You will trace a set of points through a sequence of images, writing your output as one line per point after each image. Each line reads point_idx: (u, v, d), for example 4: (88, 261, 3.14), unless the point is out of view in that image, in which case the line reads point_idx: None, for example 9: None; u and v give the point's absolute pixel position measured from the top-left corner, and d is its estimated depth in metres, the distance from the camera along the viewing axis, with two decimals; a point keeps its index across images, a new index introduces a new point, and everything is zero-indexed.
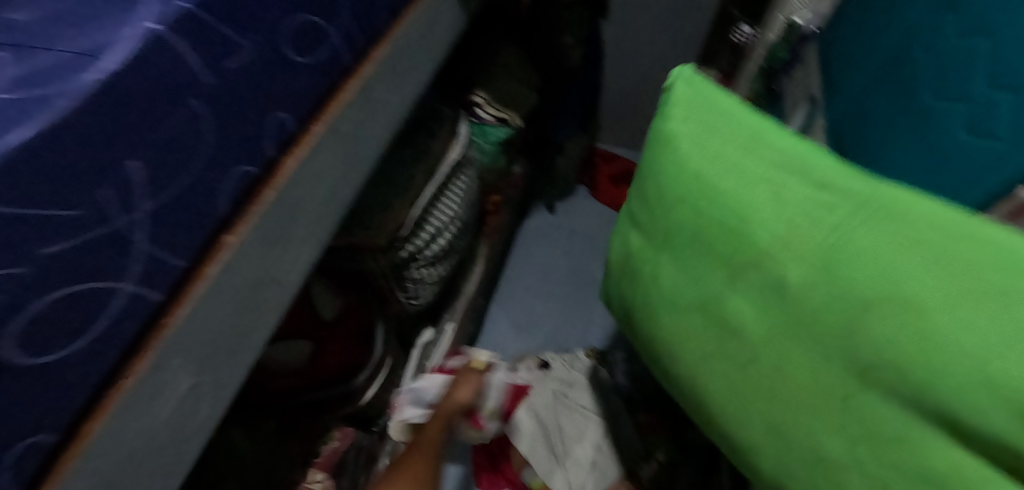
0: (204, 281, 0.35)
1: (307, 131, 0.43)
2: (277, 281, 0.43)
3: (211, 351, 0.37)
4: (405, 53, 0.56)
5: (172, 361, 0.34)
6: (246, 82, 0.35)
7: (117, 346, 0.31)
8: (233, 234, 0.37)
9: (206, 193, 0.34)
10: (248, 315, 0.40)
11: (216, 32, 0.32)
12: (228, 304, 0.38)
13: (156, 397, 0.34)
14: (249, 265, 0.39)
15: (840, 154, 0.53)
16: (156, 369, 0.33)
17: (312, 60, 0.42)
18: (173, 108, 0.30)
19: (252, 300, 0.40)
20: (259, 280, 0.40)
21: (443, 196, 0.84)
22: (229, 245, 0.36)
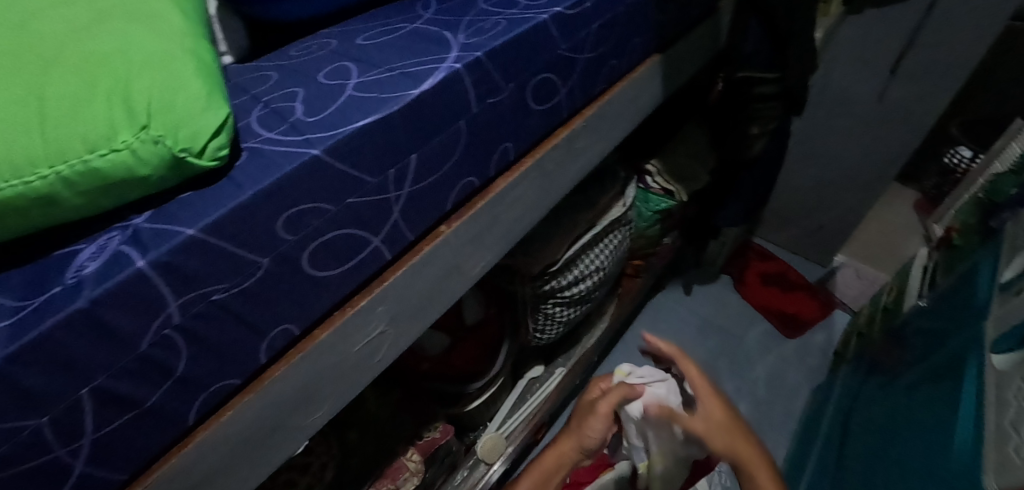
0: (418, 256, 0.44)
1: (519, 162, 0.53)
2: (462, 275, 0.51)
3: (402, 312, 0.46)
4: (611, 114, 0.64)
5: (377, 309, 0.43)
6: (494, 116, 0.45)
7: (350, 283, 0.40)
8: (447, 227, 0.47)
9: (440, 191, 0.44)
10: (435, 295, 0.49)
11: (489, 77, 0.42)
12: (428, 279, 0.47)
13: (359, 332, 0.43)
14: (450, 255, 0.48)
15: None
16: (367, 310, 0.42)
17: (542, 108, 0.51)
18: (448, 124, 0.41)
19: (441, 284, 0.49)
20: (451, 270, 0.49)
21: (596, 246, 0.91)
22: (441, 235, 0.46)
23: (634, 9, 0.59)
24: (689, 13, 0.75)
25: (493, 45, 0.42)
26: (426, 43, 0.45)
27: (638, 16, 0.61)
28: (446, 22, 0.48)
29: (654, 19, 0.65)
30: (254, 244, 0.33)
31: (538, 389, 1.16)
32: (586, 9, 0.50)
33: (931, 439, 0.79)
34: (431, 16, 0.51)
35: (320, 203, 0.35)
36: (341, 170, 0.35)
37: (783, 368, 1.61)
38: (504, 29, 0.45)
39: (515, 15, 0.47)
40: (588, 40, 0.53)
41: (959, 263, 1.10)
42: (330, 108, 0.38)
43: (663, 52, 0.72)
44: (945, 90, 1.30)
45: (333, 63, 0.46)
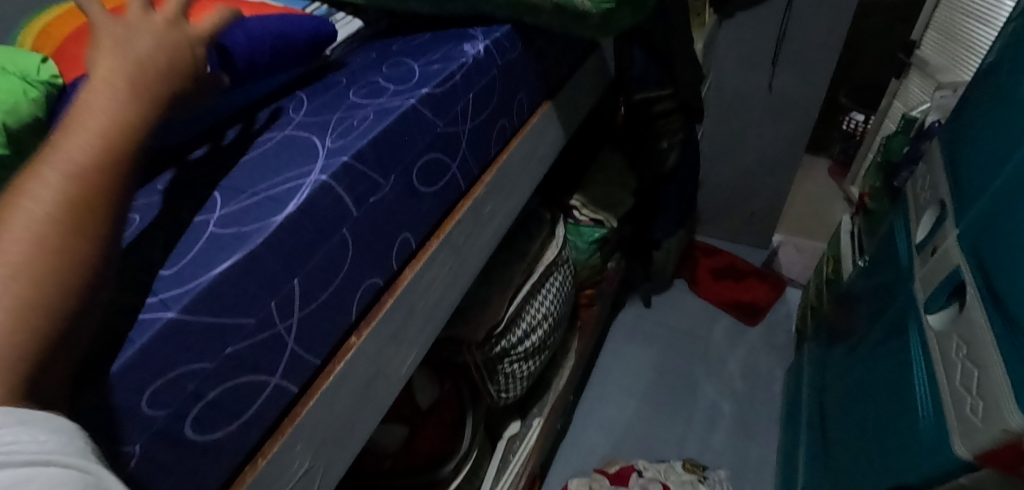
0: (330, 376, 0.43)
1: (423, 247, 0.51)
2: (389, 376, 0.50)
3: (327, 439, 0.43)
4: (515, 169, 0.64)
5: (297, 446, 0.40)
6: (382, 212, 0.44)
7: (255, 430, 0.38)
8: (357, 337, 0.45)
9: (340, 307, 0.43)
10: (363, 407, 0.47)
11: (363, 176, 0.41)
12: (347, 395, 0.45)
13: (282, 477, 0.39)
14: (366, 362, 0.46)
15: (999, 297, 0.58)
16: (285, 452, 0.39)
17: (435, 187, 0.50)
18: (330, 235, 0.40)
19: (364, 392, 0.47)
20: (374, 377, 0.48)
21: (538, 295, 0.90)
22: (352, 347, 0.45)
23: (508, 70, 0.59)
24: (568, 55, 0.76)
25: (361, 144, 0.41)
26: (295, 152, 0.43)
27: (516, 73, 0.61)
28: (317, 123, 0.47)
29: (533, 70, 0.65)
30: (123, 429, 0.29)
31: (519, 448, 1.14)
32: (455, 83, 0.50)
33: (894, 405, 0.80)
34: (302, 119, 0.50)
35: (193, 363, 0.32)
36: (207, 319, 0.33)
37: (755, 358, 1.63)
38: (372, 122, 0.44)
39: (383, 106, 0.46)
40: (467, 110, 0.52)
41: (877, 224, 1.14)
42: (190, 253, 0.35)
43: (551, 97, 0.73)
44: (824, 66, 1.39)
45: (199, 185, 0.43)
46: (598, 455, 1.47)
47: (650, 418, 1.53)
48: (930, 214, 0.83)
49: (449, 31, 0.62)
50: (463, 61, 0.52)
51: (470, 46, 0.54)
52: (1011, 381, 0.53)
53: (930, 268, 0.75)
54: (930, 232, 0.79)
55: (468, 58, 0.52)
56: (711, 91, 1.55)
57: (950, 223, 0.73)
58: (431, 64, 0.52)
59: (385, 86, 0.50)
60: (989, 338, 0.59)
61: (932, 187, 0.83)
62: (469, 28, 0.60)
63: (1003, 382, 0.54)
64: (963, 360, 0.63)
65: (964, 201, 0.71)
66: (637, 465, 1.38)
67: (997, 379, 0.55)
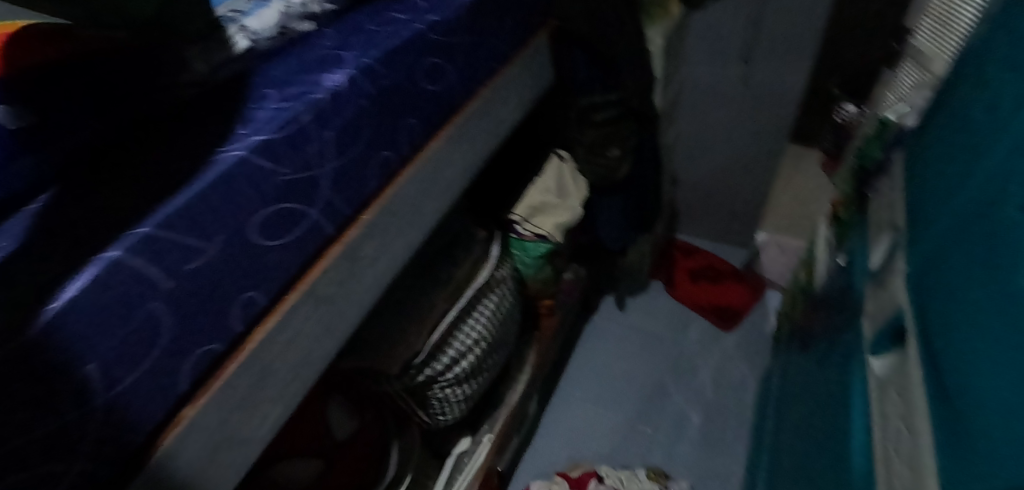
0: (156, 452, 0.40)
1: (281, 301, 0.48)
2: (245, 440, 0.47)
3: None
4: (408, 201, 0.60)
5: None
6: (207, 277, 0.40)
7: None
8: (191, 408, 0.42)
9: (161, 381, 0.40)
10: (208, 476, 0.44)
11: (180, 244, 0.38)
12: (186, 468, 0.42)
13: None
14: (209, 432, 0.43)
15: (934, 348, 0.53)
16: None
17: (288, 238, 0.46)
18: (134, 311, 0.37)
19: (207, 463, 0.43)
20: (222, 442, 0.45)
21: (468, 318, 0.86)
22: (183, 420, 0.41)
23: (388, 97, 0.54)
24: (484, 67, 0.70)
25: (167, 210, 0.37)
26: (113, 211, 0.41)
27: (400, 98, 0.56)
28: (147, 176, 0.43)
29: (428, 92, 0.60)
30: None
31: (466, 465, 1.09)
32: (304, 124, 0.45)
33: (830, 443, 0.76)
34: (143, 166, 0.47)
35: None
36: None
37: (727, 364, 1.59)
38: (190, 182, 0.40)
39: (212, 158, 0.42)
40: (327, 148, 0.48)
41: (845, 236, 1.07)
42: None
43: (463, 115, 0.67)
44: (800, 62, 1.31)
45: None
46: (561, 462, 1.45)
47: (616, 426, 1.50)
48: (886, 239, 0.75)
49: (331, 52, 0.57)
50: (316, 96, 0.47)
51: (332, 77, 0.49)
52: (934, 454, 0.48)
53: (877, 304, 0.69)
54: (882, 260, 0.73)
55: (324, 92, 0.47)
56: (686, 86, 1.47)
57: (897, 257, 0.67)
58: (284, 100, 0.47)
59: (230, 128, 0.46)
60: (922, 398, 0.53)
61: (889, 208, 0.76)
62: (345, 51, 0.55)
63: (925, 456, 0.49)
64: (897, 417, 0.57)
65: (914, 228, 0.65)
66: (600, 471, 1.35)
67: (923, 444, 0.50)
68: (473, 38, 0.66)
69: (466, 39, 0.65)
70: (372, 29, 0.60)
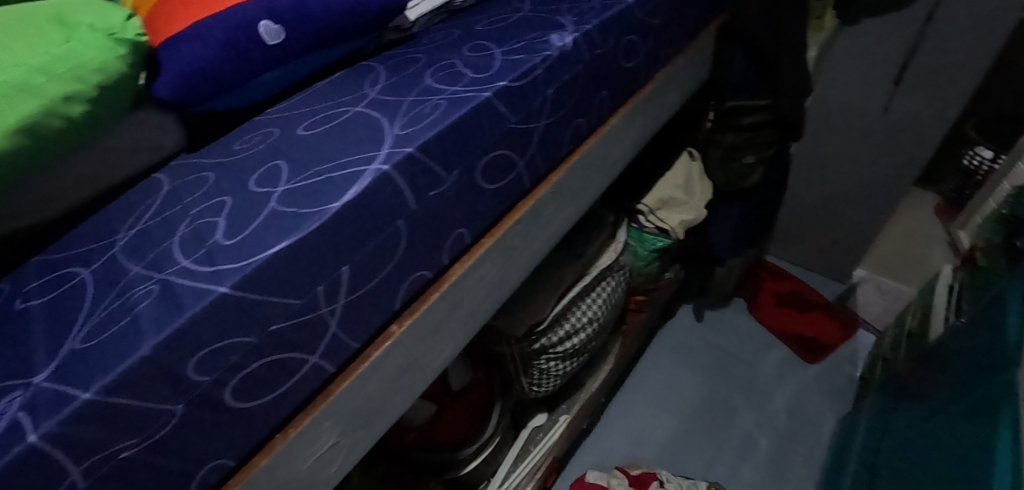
0: (366, 361, 0.42)
1: (478, 244, 0.50)
2: (423, 368, 0.49)
3: (354, 422, 0.44)
4: (584, 171, 0.61)
5: (324, 424, 0.41)
6: (437, 205, 0.43)
7: (290, 401, 0.39)
8: (399, 326, 0.44)
9: (383, 295, 0.43)
10: (394, 393, 0.46)
11: (428, 170, 0.41)
12: (383, 381, 0.45)
13: (307, 450, 0.40)
14: (406, 352, 0.45)
15: None
16: (312, 429, 0.40)
17: (498, 185, 0.49)
18: (384, 226, 0.40)
19: (398, 381, 0.46)
20: (410, 366, 0.47)
21: (587, 297, 0.87)
22: (392, 336, 0.43)
23: (594, 67, 0.55)
24: (663, 53, 0.70)
25: (427, 136, 0.41)
26: (367, 128, 0.45)
27: (602, 71, 0.57)
28: (392, 105, 0.48)
29: (621, 70, 0.61)
30: (162, 393, 0.31)
31: (541, 440, 1.14)
32: (537, 77, 0.48)
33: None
34: (375, 96, 0.51)
35: (235, 336, 0.34)
36: (256, 298, 0.34)
37: (804, 397, 1.54)
38: (443, 113, 0.43)
39: (458, 95, 0.45)
40: (545, 105, 0.50)
41: (984, 287, 1.01)
42: (252, 227, 0.38)
43: (638, 97, 0.68)
44: (952, 97, 1.24)
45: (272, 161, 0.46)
46: (620, 459, 1.45)
47: (681, 435, 1.48)
48: None
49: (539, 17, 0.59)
50: (548, 53, 0.49)
51: (557, 38, 0.51)
52: None
53: None
54: None
55: (553, 52, 0.50)
56: (815, 105, 1.42)
57: None
58: (513, 53, 0.50)
59: (463, 73, 0.49)
60: None
61: None
62: (558, 17, 0.57)
63: None
64: None
65: None
66: (660, 474, 1.36)
67: None
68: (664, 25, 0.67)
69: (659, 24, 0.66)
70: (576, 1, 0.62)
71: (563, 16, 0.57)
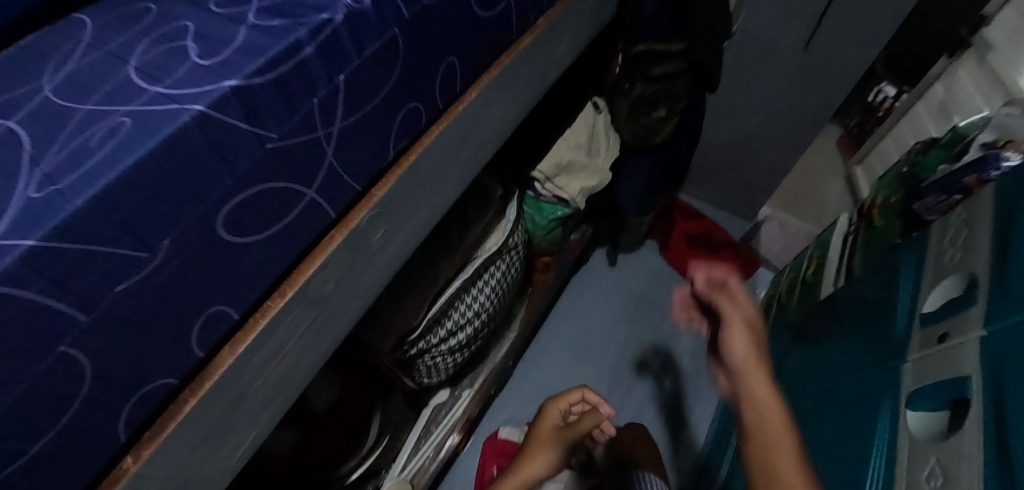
0: None
1: (260, 311, 0.37)
2: (207, 476, 0.39)
3: None
4: (424, 177, 0.47)
5: None
6: (152, 290, 0.29)
7: None
8: (135, 458, 0.33)
9: (96, 433, 0.31)
10: None
11: (102, 255, 0.26)
12: None
13: None
14: (165, 475, 0.35)
15: (1006, 439, 0.47)
16: None
17: (270, 232, 0.34)
18: (44, 355, 0.26)
19: None
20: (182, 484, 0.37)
21: (474, 287, 0.76)
22: (124, 476, 0.32)
23: (421, 25, 0.39)
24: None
25: (75, 209, 0.24)
26: None
27: (436, 29, 0.41)
28: (42, 134, 0.28)
29: (465, 18, 0.44)
30: None
31: (443, 417, 1.06)
32: (309, 63, 0.31)
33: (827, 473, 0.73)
34: (34, 103, 0.30)
35: None
36: None
37: (707, 336, 1.57)
38: (116, 152, 0.26)
39: (146, 107, 0.28)
40: (338, 100, 0.34)
41: (880, 247, 0.99)
42: None
43: (502, 64, 0.52)
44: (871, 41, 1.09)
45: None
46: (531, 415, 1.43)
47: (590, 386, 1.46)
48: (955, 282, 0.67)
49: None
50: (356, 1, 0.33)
51: None
52: None
53: (930, 356, 0.62)
54: (945, 307, 0.65)
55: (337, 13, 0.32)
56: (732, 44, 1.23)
57: (974, 311, 0.59)
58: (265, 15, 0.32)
59: (190, 59, 0.31)
60: (977, 478, 0.49)
61: (964, 250, 0.67)
62: None
63: None
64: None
65: (1002, 286, 0.56)
66: None
67: None
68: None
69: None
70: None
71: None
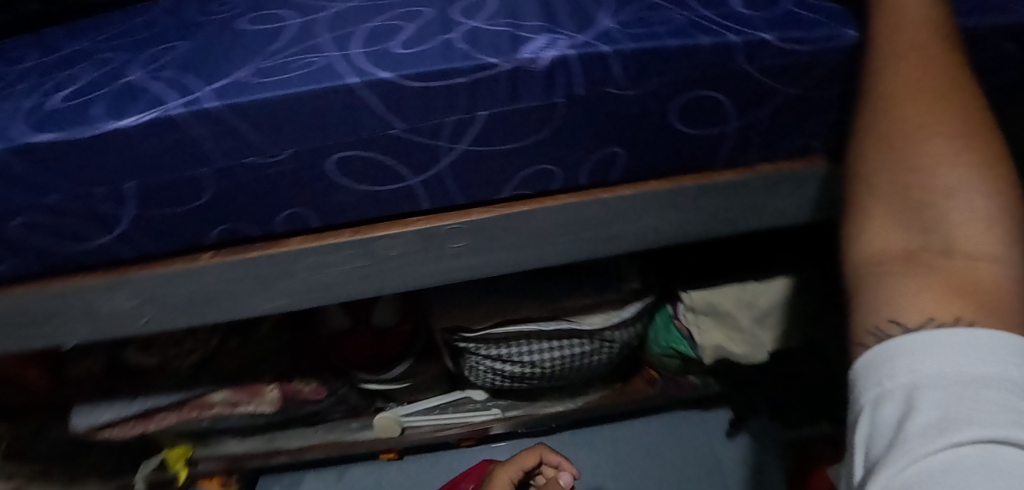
0: (160, 267, 0.45)
1: (334, 233, 0.45)
2: (238, 309, 0.49)
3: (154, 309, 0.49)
4: (531, 230, 0.48)
5: (120, 293, 0.47)
6: (259, 175, 0.38)
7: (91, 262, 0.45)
8: (208, 257, 0.45)
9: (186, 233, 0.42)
10: (196, 309, 0.49)
11: (239, 136, 0.35)
12: (185, 294, 0.47)
13: (106, 302, 0.48)
14: (212, 283, 0.47)
15: None
16: (107, 293, 0.47)
17: (366, 188, 0.40)
18: (179, 169, 0.36)
19: (202, 301, 0.48)
20: (219, 298, 0.48)
21: (546, 340, 0.76)
22: (194, 261, 0.45)
23: (587, 107, 0.40)
24: (757, 146, 0.48)
25: (245, 100, 0.33)
26: (211, 64, 0.37)
27: (607, 118, 0.41)
28: (284, 42, 0.39)
29: (651, 124, 0.43)
30: None
31: (463, 410, 1.05)
32: (454, 86, 0.35)
33: None
34: (309, 22, 0.42)
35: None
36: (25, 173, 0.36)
37: None
38: (291, 79, 0.34)
39: (337, 61, 0.35)
40: (469, 126, 0.38)
41: None
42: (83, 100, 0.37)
43: (681, 185, 0.48)
44: None
45: (173, 44, 0.42)
46: None
47: None
48: None
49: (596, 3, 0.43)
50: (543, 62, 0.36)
51: (537, 45, 0.37)
52: None
53: None
54: None
55: (507, 63, 0.36)
56: None
57: None
58: (463, 39, 0.37)
59: (393, 41, 0.37)
60: None
61: None
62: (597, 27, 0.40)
63: None
64: None
65: None
66: None
67: None
68: (790, 105, 0.45)
69: (777, 100, 0.44)
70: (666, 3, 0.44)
71: (612, 16, 0.41)
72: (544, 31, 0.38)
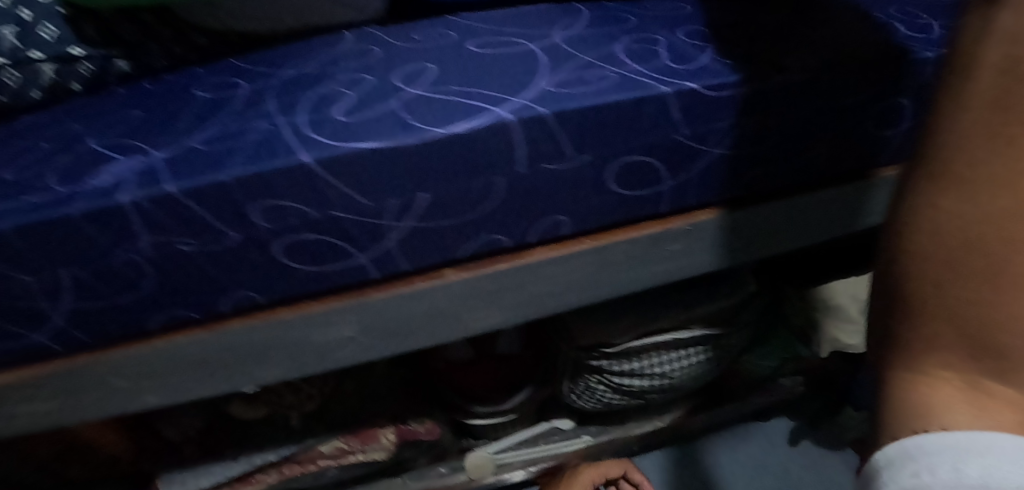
0: (404, 288, 0.44)
1: (576, 240, 0.47)
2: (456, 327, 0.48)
3: (370, 333, 0.46)
4: (740, 229, 0.51)
5: (343, 317, 0.45)
6: (550, 179, 0.41)
7: (330, 282, 0.43)
8: (451, 273, 0.45)
9: (449, 243, 0.42)
10: (410, 331, 0.47)
11: (554, 139, 0.38)
12: (410, 314, 0.46)
13: (319, 331, 0.45)
14: (445, 301, 0.46)
15: None
16: (328, 318, 0.44)
17: (628, 193, 0.45)
18: (483, 173, 0.38)
19: (421, 323, 0.47)
20: (441, 316, 0.47)
21: (675, 348, 0.77)
22: (439, 278, 0.45)
23: (812, 108, 0.45)
24: None
25: (575, 104, 0.37)
26: (503, 78, 0.40)
27: (826, 116, 0.46)
28: (559, 59, 0.43)
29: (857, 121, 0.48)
30: (218, 221, 0.37)
31: (551, 442, 0.93)
32: (740, 94, 0.42)
33: None
34: (556, 42, 0.46)
35: (291, 203, 0.36)
36: (334, 181, 0.36)
37: None
38: (605, 90, 0.39)
39: (634, 77, 0.41)
40: (726, 133, 0.44)
41: None
42: (369, 113, 0.38)
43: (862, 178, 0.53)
44: None
45: (422, 63, 0.44)
46: None
47: None
48: None
49: (793, 24, 0.50)
50: (792, 77, 0.42)
51: (794, 61, 0.44)
52: None
53: None
54: None
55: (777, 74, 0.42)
56: None
57: None
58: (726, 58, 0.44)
59: (661, 59, 0.44)
60: None
61: None
62: (814, 42, 0.47)
63: None
64: None
65: None
66: None
67: None
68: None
69: None
70: (848, 21, 0.50)
71: (818, 35, 0.48)
72: (782, 51, 0.45)
